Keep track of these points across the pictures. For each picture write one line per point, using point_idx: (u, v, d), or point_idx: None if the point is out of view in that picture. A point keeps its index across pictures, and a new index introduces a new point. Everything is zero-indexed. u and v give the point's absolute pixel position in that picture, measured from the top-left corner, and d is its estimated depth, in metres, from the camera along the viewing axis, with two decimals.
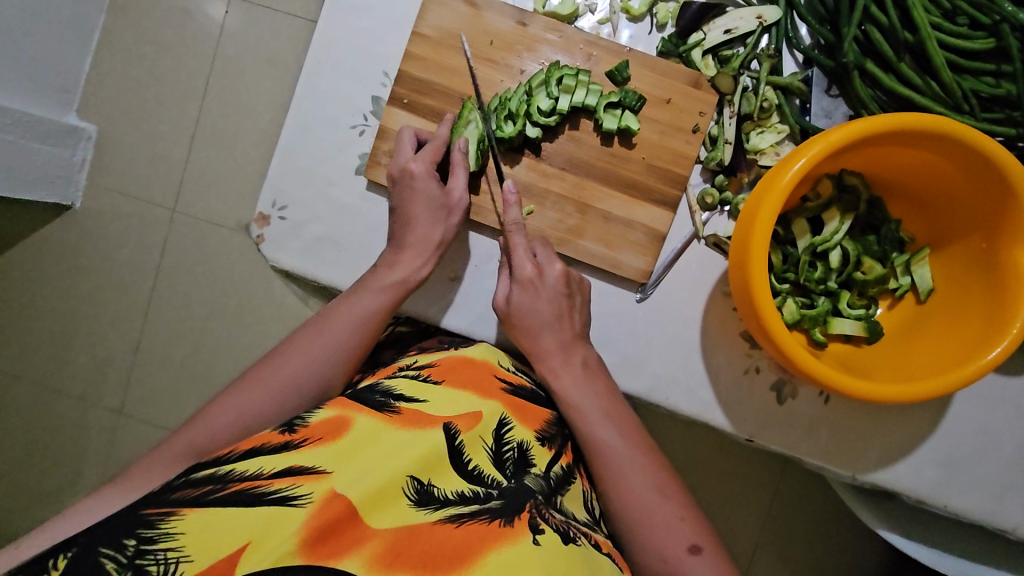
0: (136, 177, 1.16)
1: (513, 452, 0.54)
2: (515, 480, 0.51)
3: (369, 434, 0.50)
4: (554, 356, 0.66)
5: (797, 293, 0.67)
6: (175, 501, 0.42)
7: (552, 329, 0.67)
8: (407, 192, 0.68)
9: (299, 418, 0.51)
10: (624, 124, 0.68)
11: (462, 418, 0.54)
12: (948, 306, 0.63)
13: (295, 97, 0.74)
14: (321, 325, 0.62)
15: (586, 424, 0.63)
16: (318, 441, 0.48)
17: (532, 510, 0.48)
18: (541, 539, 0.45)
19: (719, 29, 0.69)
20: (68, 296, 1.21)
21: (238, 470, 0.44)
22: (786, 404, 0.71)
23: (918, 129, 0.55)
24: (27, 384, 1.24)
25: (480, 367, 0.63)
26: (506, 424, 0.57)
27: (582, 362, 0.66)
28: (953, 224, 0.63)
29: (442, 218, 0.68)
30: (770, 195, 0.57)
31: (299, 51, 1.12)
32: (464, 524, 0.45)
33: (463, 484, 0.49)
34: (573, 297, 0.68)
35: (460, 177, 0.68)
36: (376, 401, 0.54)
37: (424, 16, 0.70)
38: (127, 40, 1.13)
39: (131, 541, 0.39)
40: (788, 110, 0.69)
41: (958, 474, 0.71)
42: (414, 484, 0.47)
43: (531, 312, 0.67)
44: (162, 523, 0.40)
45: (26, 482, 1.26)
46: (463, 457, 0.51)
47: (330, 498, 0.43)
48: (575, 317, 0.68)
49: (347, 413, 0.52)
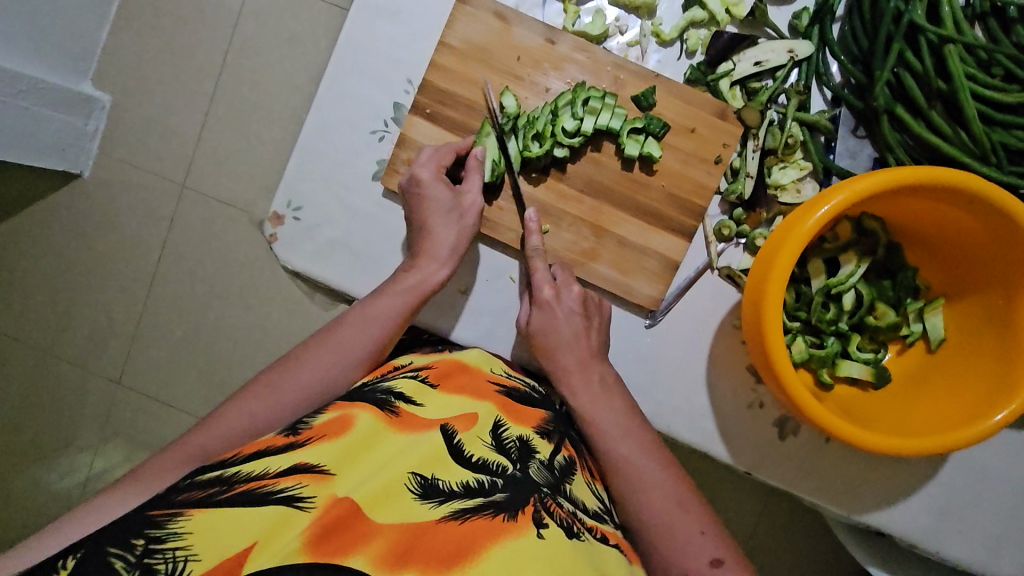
0: (148, 151, 1.16)
1: (515, 443, 0.55)
2: (520, 467, 0.52)
3: (372, 433, 0.49)
4: (573, 374, 0.66)
5: (807, 332, 0.67)
6: (181, 502, 0.41)
7: (570, 346, 0.66)
8: (417, 199, 0.67)
9: (301, 421, 0.51)
10: (647, 151, 0.68)
11: (459, 419, 0.54)
12: (958, 358, 0.63)
13: (316, 99, 0.74)
14: (331, 330, 0.62)
15: (601, 439, 0.62)
16: (323, 438, 0.48)
17: (536, 504, 0.48)
18: (545, 533, 0.46)
19: (748, 61, 0.68)
20: (72, 263, 1.21)
21: (244, 471, 0.44)
22: (787, 440, 0.72)
23: (944, 185, 0.54)
24: (28, 349, 1.25)
25: (472, 374, 0.62)
26: (502, 423, 0.57)
27: (599, 380, 0.66)
28: (972, 277, 0.63)
29: (453, 223, 0.67)
30: (788, 241, 0.57)
31: (319, 36, 1.11)
32: (468, 519, 0.45)
33: (467, 474, 0.49)
34: (590, 319, 0.68)
35: (473, 182, 0.68)
36: (378, 399, 0.54)
37: (451, 26, 0.69)
38: (147, 13, 1.12)
39: (139, 541, 0.39)
40: (813, 148, 0.68)
41: (951, 522, 0.71)
42: (417, 479, 0.47)
43: (553, 332, 0.67)
44: (169, 523, 0.40)
45: (22, 444, 1.27)
46: (464, 453, 0.51)
47: (333, 501, 0.43)
48: (590, 337, 0.67)
49: (347, 411, 0.52)
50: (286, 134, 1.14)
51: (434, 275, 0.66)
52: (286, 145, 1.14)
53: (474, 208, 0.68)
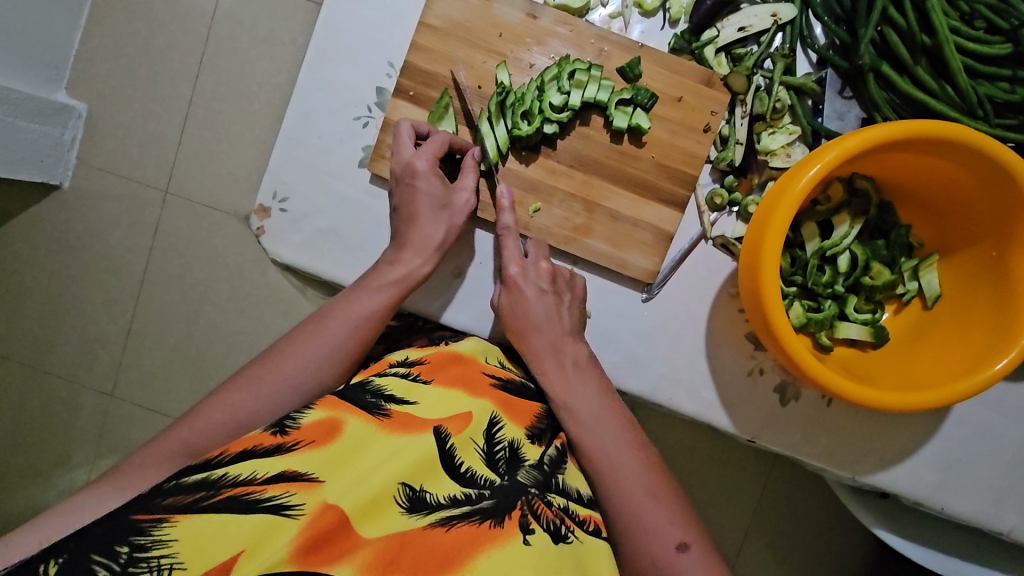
0: (127, 158, 1.14)
1: (505, 451, 0.54)
2: (508, 478, 0.51)
3: (362, 439, 0.48)
4: (546, 357, 0.65)
5: (803, 296, 0.67)
6: (166, 507, 0.40)
7: (544, 330, 0.65)
8: (408, 190, 0.66)
9: (289, 418, 0.49)
10: (635, 122, 0.67)
11: (452, 420, 0.53)
12: (955, 313, 0.63)
13: (296, 86, 0.72)
14: (346, 315, 0.61)
15: (576, 426, 0.62)
16: (311, 444, 0.46)
17: (523, 508, 0.48)
18: (531, 539, 0.47)
19: (732, 26, 0.68)
20: (57, 277, 1.19)
21: (231, 474, 0.43)
22: (789, 406, 0.71)
23: (936, 136, 0.54)
24: (16, 367, 1.23)
25: (468, 365, 0.61)
26: (498, 422, 0.56)
27: (573, 362, 0.65)
28: (964, 231, 0.63)
29: (445, 219, 0.67)
30: (782, 202, 0.56)
31: (296, 32, 1.10)
32: (453, 527, 0.45)
33: (455, 487, 0.49)
34: (561, 295, 0.67)
35: (468, 179, 0.68)
36: (368, 403, 0.52)
37: (431, 5, 0.68)
38: (119, 16, 1.10)
39: (123, 548, 0.38)
40: (800, 111, 0.68)
41: (956, 478, 0.72)
42: (405, 491, 0.46)
43: (522, 313, 0.66)
44: (155, 530, 0.39)
45: (16, 465, 1.25)
46: (454, 460, 0.50)
47: (323, 508, 0.43)
48: (566, 316, 0.67)
49: (338, 413, 0.50)
50: (269, 132, 1.12)
51: (402, 258, 0.65)
52: (268, 144, 1.13)
53: (466, 208, 0.67)
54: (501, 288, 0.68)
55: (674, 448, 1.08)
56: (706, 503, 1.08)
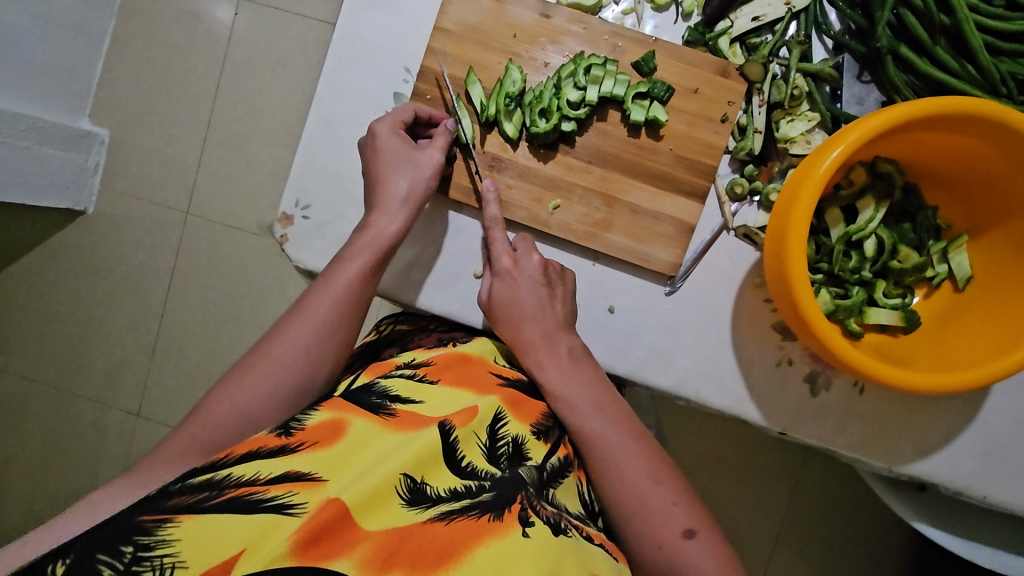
0: (149, 181, 1.19)
1: (507, 447, 0.55)
2: (509, 471, 0.52)
3: (365, 438, 0.49)
4: (539, 348, 0.64)
5: (830, 283, 0.66)
6: (170, 508, 0.40)
7: (536, 319, 0.65)
8: (372, 153, 0.67)
9: (294, 421, 0.50)
10: (652, 115, 0.67)
11: (457, 415, 0.53)
12: (987, 294, 0.62)
13: (316, 96, 0.74)
14: (329, 289, 0.61)
15: (574, 416, 0.62)
16: (316, 444, 0.47)
17: (523, 502, 0.47)
18: (530, 531, 0.45)
19: (747, 16, 0.68)
20: (85, 299, 1.24)
21: (235, 475, 0.43)
22: (820, 396, 0.70)
23: (963, 114, 0.53)
24: (45, 389, 1.27)
25: (474, 365, 0.63)
26: (501, 418, 0.57)
27: (567, 352, 0.65)
28: (994, 210, 0.62)
29: (406, 174, 0.66)
30: (804, 188, 0.56)
31: (308, 50, 1.14)
32: (453, 520, 0.44)
33: (454, 480, 0.49)
34: (553, 287, 0.67)
35: (439, 141, 0.67)
36: (372, 403, 0.53)
37: (446, 10, 0.70)
38: (137, 45, 1.16)
39: (127, 547, 0.38)
40: (818, 97, 0.67)
41: (999, 465, 0.70)
42: (406, 482, 0.46)
43: (512, 303, 0.65)
44: (159, 530, 0.39)
45: (45, 485, 1.28)
46: (457, 454, 0.50)
47: (326, 503, 0.42)
48: (559, 305, 0.67)
49: (342, 415, 0.51)
50: (284, 149, 1.17)
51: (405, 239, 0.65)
52: (285, 161, 1.17)
53: (431, 164, 0.67)
54: (490, 280, 0.68)
55: (691, 451, 1.09)
56: (727, 510, 1.09)
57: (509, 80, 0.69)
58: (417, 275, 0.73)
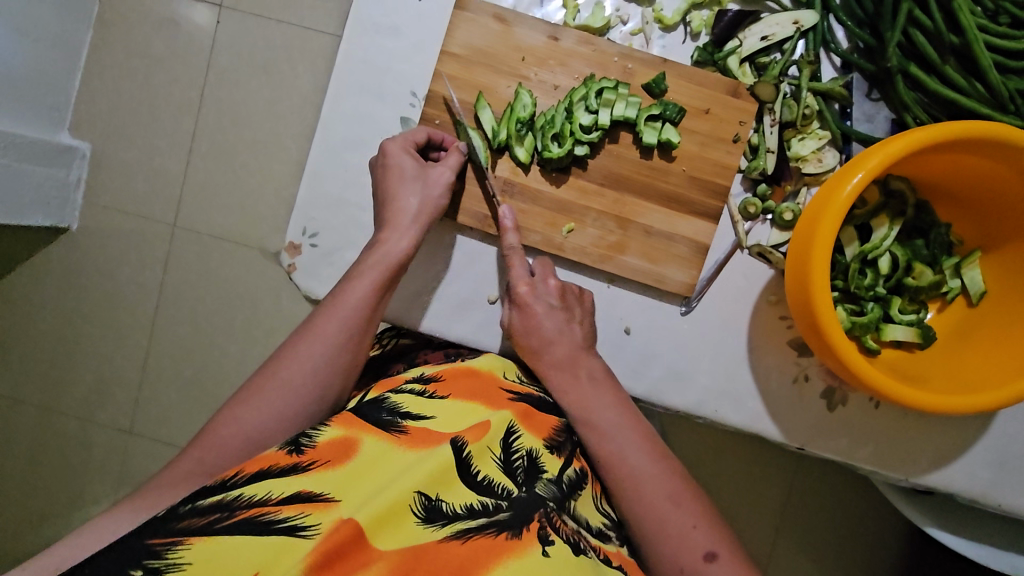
0: (134, 194, 1.16)
1: (523, 460, 0.53)
2: (526, 488, 0.50)
3: (376, 456, 0.48)
4: (561, 371, 0.64)
5: (845, 301, 0.67)
6: (180, 530, 0.39)
7: (559, 342, 0.65)
8: (383, 171, 0.67)
9: (304, 438, 0.49)
10: (664, 137, 0.67)
11: (471, 430, 0.52)
12: (1001, 309, 0.63)
13: (321, 120, 0.72)
14: (339, 309, 0.60)
15: (594, 436, 0.61)
16: (327, 462, 0.46)
17: (541, 521, 0.47)
18: (551, 550, 0.45)
19: (755, 36, 0.68)
20: (72, 319, 1.21)
21: (247, 495, 0.42)
22: (837, 411, 0.70)
23: (980, 139, 0.54)
24: (32, 410, 1.23)
25: (483, 379, 0.62)
26: (515, 432, 0.55)
27: (588, 376, 0.65)
28: (1005, 228, 0.63)
29: (417, 190, 0.65)
30: (827, 214, 0.56)
31: (295, 60, 1.12)
32: (469, 539, 0.44)
33: (470, 496, 0.48)
34: (571, 310, 0.68)
35: (450, 159, 0.67)
36: (384, 420, 0.52)
37: (452, 34, 0.68)
38: (118, 56, 1.13)
39: (138, 572, 0.37)
40: (828, 115, 0.67)
41: (1011, 472, 0.71)
42: (421, 500, 0.45)
43: (534, 330, 0.65)
44: (169, 554, 0.38)
45: (35, 508, 1.25)
46: (470, 468, 0.49)
47: (338, 524, 0.41)
48: (576, 326, 0.67)
49: (353, 432, 0.50)
50: (275, 163, 1.15)
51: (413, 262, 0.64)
52: (275, 173, 1.15)
53: (440, 181, 0.66)
54: (508, 307, 0.68)
55: (697, 454, 1.09)
56: (728, 508, 1.10)
57: (519, 102, 0.68)
58: (429, 302, 0.72)
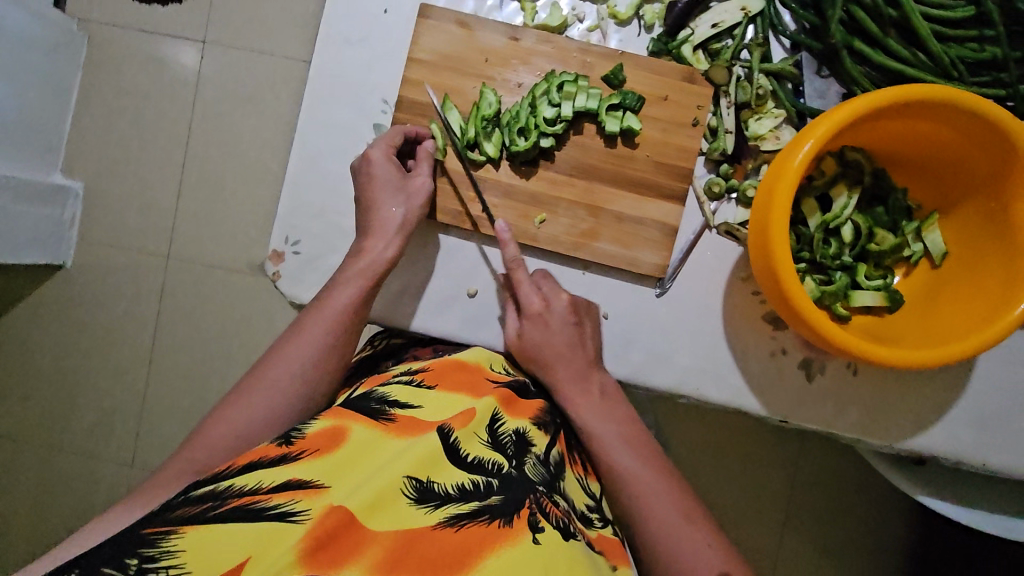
0: (127, 229, 1.18)
1: (511, 437, 0.56)
2: (516, 466, 0.52)
3: (366, 443, 0.49)
4: (572, 385, 0.66)
5: (813, 271, 0.68)
6: (174, 520, 0.40)
7: (569, 358, 0.66)
8: (364, 176, 0.68)
9: (294, 430, 0.50)
10: (626, 125, 0.70)
11: (456, 417, 0.54)
12: (963, 267, 0.65)
13: (298, 133, 0.75)
14: (325, 312, 0.62)
15: (605, 451, 0.63)
16: (317, 450, 0.47)
17: (532, 506, 0.48)
18: (541, 538, 0.45)
19: (706, 24, 0.71)
20: (70, 354, 1.22)
21: (238, 485, 0.43)
22: (816, 381, 0.72)
23: (922, 100, 0.56)
24: (34, 448, 1.24)
25: (471, 370, 0.63)
26: (499, 418, 0.57)
27: (600, 391, 0.67)
28: (959, 187, 0.65)
29: (401, 200, 0.68)
30: (782, 183, 0.58)
31: (275, 86, 1.15)
32: (463, 526, 0.44)
33: (460, 476, 0.48)
34: (583, 323, 0.69)
35: (424, 167, 0.70)
36: (372, 408, 0.53)
37: (418, 41, 0.72)
38: (105, 95, 1.17)
39: (132, 560, 0.37)
40: (783, 94, 0.70)
41: (994, 430, 0.72)
42: (412, 483, 0.46)
43: (543, 344, 0.67)
44: (162, 541, 0.38)
45: (38, 549, 1.24)
46: (459, 452, 0.50)
47: (329, 510, 0.42)
48: (589, 343, 0.68)
49: (342, 422, 0.51)
50: (261, 187, 1.17)
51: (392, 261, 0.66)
52: (261, 197, 1.17)
53: (422, 190, 0.69)
54: (513, 318, 0.70)
55: (695, 449, 1.10)
56: (732, 502, 1.10)
57: (484, 100, 0.71)
58: (411, 300, 0.74)
